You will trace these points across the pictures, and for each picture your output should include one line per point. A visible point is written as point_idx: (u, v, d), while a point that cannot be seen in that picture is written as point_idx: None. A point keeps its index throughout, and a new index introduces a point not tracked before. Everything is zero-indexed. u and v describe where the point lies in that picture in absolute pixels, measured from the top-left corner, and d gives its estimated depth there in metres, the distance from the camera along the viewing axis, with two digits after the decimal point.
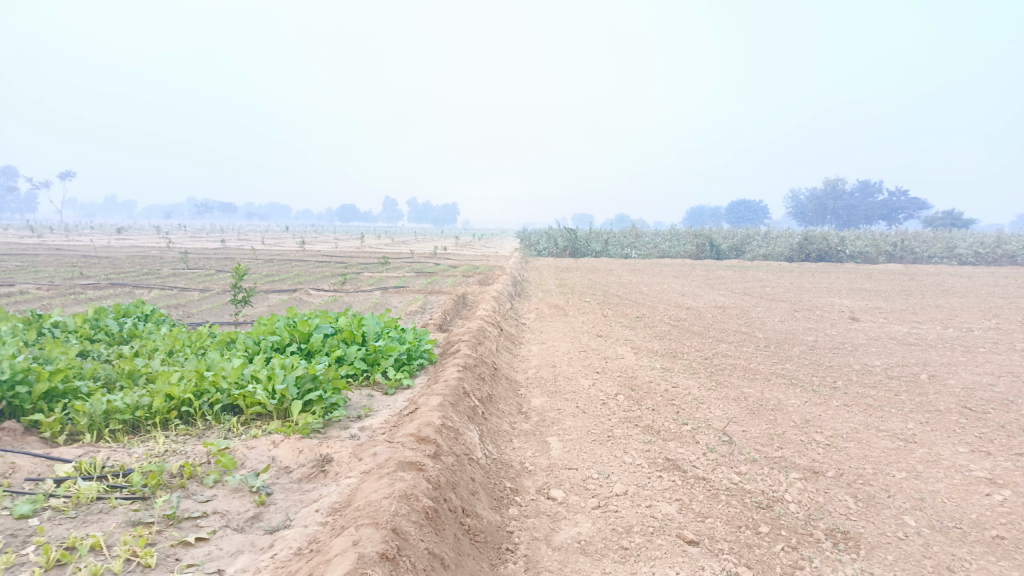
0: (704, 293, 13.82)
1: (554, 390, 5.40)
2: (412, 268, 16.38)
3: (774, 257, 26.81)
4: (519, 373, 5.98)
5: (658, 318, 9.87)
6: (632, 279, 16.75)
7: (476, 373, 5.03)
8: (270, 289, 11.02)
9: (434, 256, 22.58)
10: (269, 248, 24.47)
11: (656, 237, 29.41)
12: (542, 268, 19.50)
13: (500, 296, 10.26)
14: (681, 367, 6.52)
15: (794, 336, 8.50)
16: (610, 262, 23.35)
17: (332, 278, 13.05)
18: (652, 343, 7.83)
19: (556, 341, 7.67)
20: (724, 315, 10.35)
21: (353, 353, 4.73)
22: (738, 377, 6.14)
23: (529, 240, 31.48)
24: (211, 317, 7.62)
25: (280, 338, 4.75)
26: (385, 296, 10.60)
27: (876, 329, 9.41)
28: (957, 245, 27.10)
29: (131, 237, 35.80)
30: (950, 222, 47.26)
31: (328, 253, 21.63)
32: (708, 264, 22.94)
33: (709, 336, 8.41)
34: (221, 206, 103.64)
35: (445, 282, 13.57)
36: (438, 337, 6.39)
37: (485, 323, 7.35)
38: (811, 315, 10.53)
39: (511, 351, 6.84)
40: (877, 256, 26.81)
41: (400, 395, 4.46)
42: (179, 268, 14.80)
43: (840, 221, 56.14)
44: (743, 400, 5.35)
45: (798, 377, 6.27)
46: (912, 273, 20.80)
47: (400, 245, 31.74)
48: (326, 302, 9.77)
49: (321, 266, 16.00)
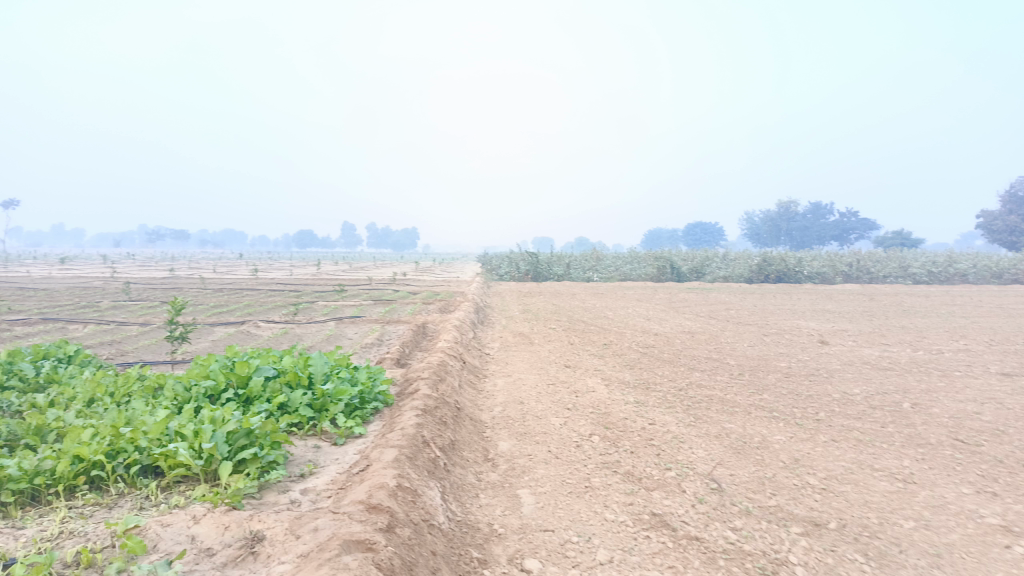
0: (670, 317, 13.54)
1: (523, 432, 4.95)
2: (370, 296, 15.82)
3: (734, 279, 26.86)
4: (484, 412, 5.52)
5: (626, 345, 9.50)
6: (596, 303, 16.47)
7: (437, 417, 4.55)
8: (217, 322, 10.36)
9: (393, 282, 22.02)
10: (221, 278, 23.56)
11: (617, 260, 29.32)
12: (504, 293, 19.11)
13: (462, 325, 9.79)
14: (656, 400, 6.12)
15: (768, 363, 8.20)
16: (572, 286, 23.09)
17: (285, 308, 12.42)
18: (622, 373, 7.44)
19: (522, 374, 7.22)
20: (693, 340, 10.04)
21: (298, 399, 4.24)
22: (717, 411, 5.77)
23: (490, 266, 31.13)
24: (147, 356, 6.99)
25: (215, 384, 4.24)
26: (340, 328, 10.04)
27: (848, 352, 9.19)
28: (910, 264, 27.58)
29: (77, 267, 34.31)
30: (901, 242, 48.36)
31: (282, 281, 20.88)
32: (670, 287, 22.81)
33: (680, 364, 8.06)
34: (174, 233, 101.15)
35: (405, 310, 13.03)
36: (395, 374, 5.90)
37: (447, 356, 6.88)
38: (781, 339, 10.29)
39: (474, 387, 6.37)
40: (834, 276, 27.08)
41: (351, 446, 3.97)
42: (121, 300, 13.98)
43: (794, 242, 57.15)
44: (726, 437, 4.97)
45: (778, 409, 5.93)
46: (871, 294, 20.96)
47: (359, 272, 31.06)
48: (276, 335, 9.17)
49: (274, 295, 15.34)
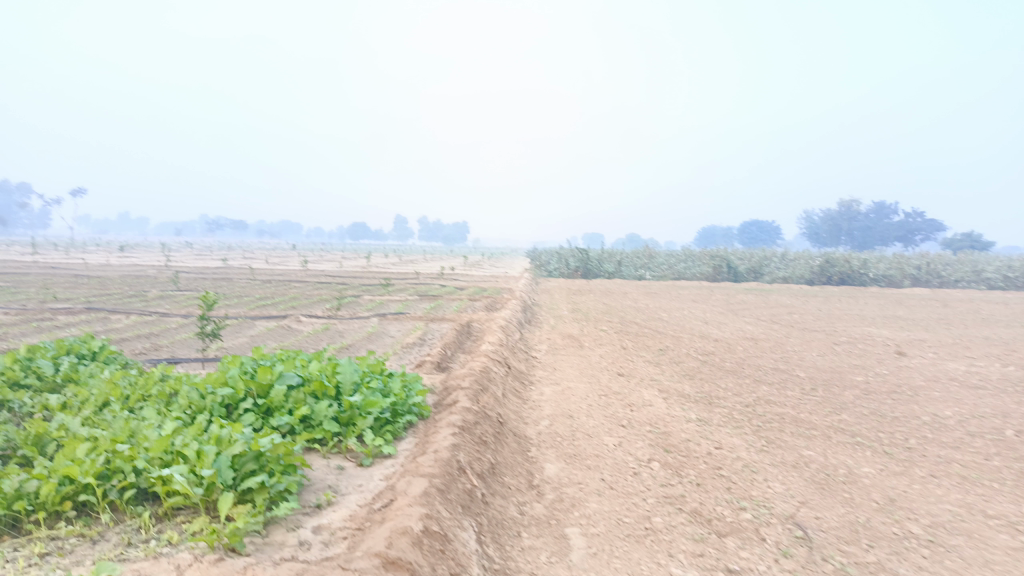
0: (729, 320, 12.78)
1: (572, 454, 4.41)
2: (416, 291, 15.45)
3: (794, 280, 25.72)
4: (530, 428, 5.00)
5: (684, 352, 8.86)
6: (650, 303, 15.77)
7: (476, 436, 4.06)
8: (258, 316, 10.07)
9: (441, 277, 21.65)
10: (271, 268, 23.58)
11: (670, 258, 28.45)
12: (554, 290, 18.55)
13: (508, 326, 9.29)
14: (720, 418, 5.51)
15: (842, 377, 7.47)
16: (623, 284, 22.39)
17: (328, 302, 12.11)
18: (681, 384, 6.82)
19: (571, 382, 6.68)
20: (756, 348, 9.32)
21: (323, 411, 3.80)
22: (791, 434, 5.13)
23: (539, 262, 30.63)
24: (178, 352, 6.68)
25: (234, 392, 3.84)
26: (382, 325, 9.64)
27: (930, 367, 8.36)
28: (984, 268, 25.96)
29: (135, 254, 35.12)
30: (971, 245, 45.99)
31: (330, 274, 20.68)
32: (726, 287, 21.86)
33: (744, 376, 7.40)
34: (232, 223, 103.34)
35: (450, 307, 12.60)
36: (433, 382, 5.42)
37: (490, 361, 6.38)
38: (853, 349, 9.49)
39: (520, 397, 5.86)
40: (902, 280, 25.69)
41: (377, 469, 3.50)
42: (168, 290, 13.89)
43: (855, 242, 55.03)
44: (805, 468, 4.34)
45: (861, 434, 5.24)
46: (944, 300, 19.68)
47: (407, 265, 30.94)
48: (316, 331, 8.81)
49: (319, 288, 15.10)
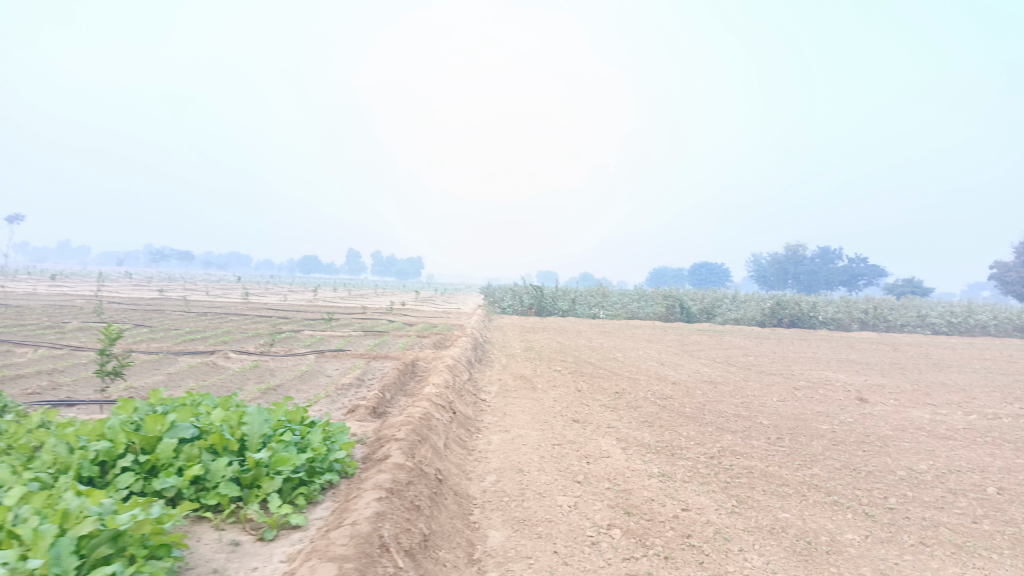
0: (685, 362, 12.38)
1: (521, 519, 3.82)
2: (362, 327, 14.72)
3: (746, 321, 25.68)
4: (473, 486, 4.39)
5: (641, 396, 8.36)
6: (604, 343, 15.32)
7: (408, 500, 3.45)
8: (182, 351, 9.24)
9: (391, 313, 20.92)
10: (210, 300, 22.44)
11: (624, 297, 28.24)
12: (506, 328, 18.01)
13: (456, 365, 8.69)
14: (685, 472, 4.98)
15: (808, 425, 7.06)
16: (577, 323, 21.97)
17: (264, 337, 11.28)
18: (640, 433, 6.30)
19: (522, 429, 6.10)
20: (716, 392, 8.89)
21: (221, 470, 3.16)
22: (763, 492, 4.63)
23: (493, 298, 30.11)
24: (77, 393, 5.88)
25: (112, 447, 3.17)
26: (319, 363, 8.91)
27: (894, 415, 8.01)
28: (928, 313, 26.41)
29: (66, 283, 33.46)
30: (911, 290, 47.22)
31: (273, 307, 19.71)
32: (679, 327, 21.62)
33: (706, 423, 6.93)
34: (177, 254, 100.35)
35: (396, 344, 11.91)
36: (365, 430, 4.79)
37: (432, 405, 5.76)
38: (815, 394, 9.14)
39: (464, 448, 5.24)
40: (850, 323, 25.90)
41: (280, 546, 2.86)
42: (90, 321, 12.86)
43: (801, 285, 56.08)
44: (783, 535, 3.83)
45: (838, 492, 4.77)
46: (893, 344, 19.80)
47: (355, 300, 30.02)
48: (244, 369, 8.05)
49: (258, 322, 14.25)
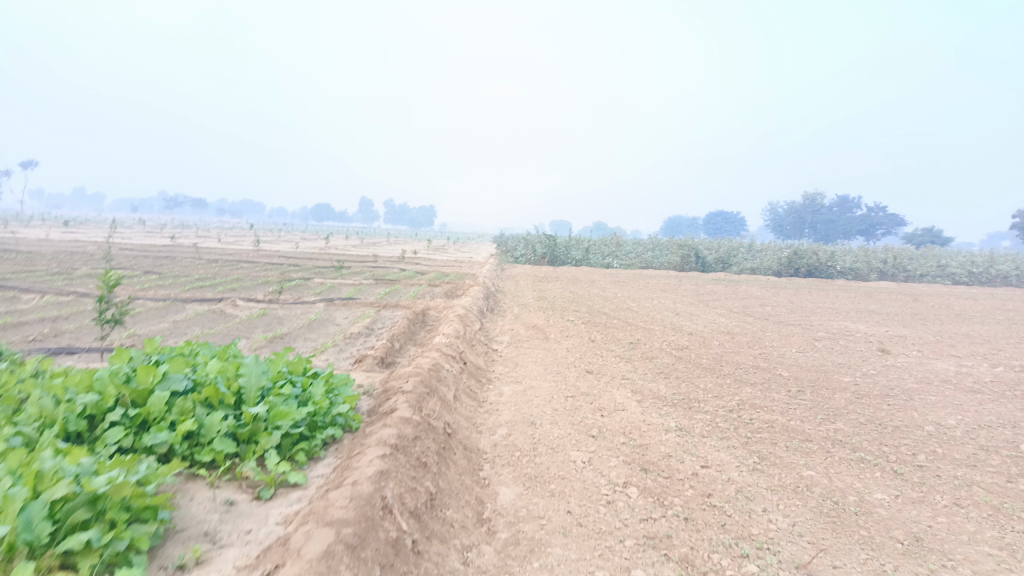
0: (701, 312, 12.14)
1: (532, 475, 3.64)
2: (372, 275, 14.54)
3: (762, 271, 25.29)
4: (483, 440, 4.22)
5: (656, 346, 8.15)
6: (618, 292, 15.08)
7: (414, 457, 3.27)
8: (190, 299, 9.08)
9: (402, 261, 20.73)
10: (221, 248, 22.28)
11: (637, 247, 27.89)
12: (519, 277, 17.77)
13: (466, 314, 8.50)
14: (703, 427, 4.79)
15: (830, 378, 6.84)
16: (591, 272, 21.69)
17: (273, 285, 11.12)
18: (656, 384, 6.11)
19: (534, 380, 5.92)
20: (733, 343, 8.67)
21: (215, 425, 2.99)
22: (786, 449, 4.43)
23: (505, 247, 29.84)
24: (79, 340, 5.74)
25: (101, 400, 3.00)
26: (328, 311, 8.75)
27: (918, 367, 7.77)
28: (948, 263, 25.92)
29: (79, 230, 33.50)
30: (931, 240, 46.40)
31: (284, 256, 19.56)
32: (694, 277, 21.31)
33: (724, 375, 6.72)
34: (190, 201, 100.24)
35: (407, 292, 11.73)
36: (372, 381, 4.62)
37: (442, 356, 5.58)
38: (835, 346, 8.90)
39: (474, 400, 5.07)
40: (868, 273, 25.45)
41: (276, 507, 2.69)
42: (99, 269, 12.74)
43: (818, 234, 55.30)
44: (808, 495, 3.64)
45: (863, 449, 4.57)
46: (913, 294, 19.42)
47: (367, 248, 29.84)
48: (251, 317, 7.90)
49: (268, 270, 14.09)
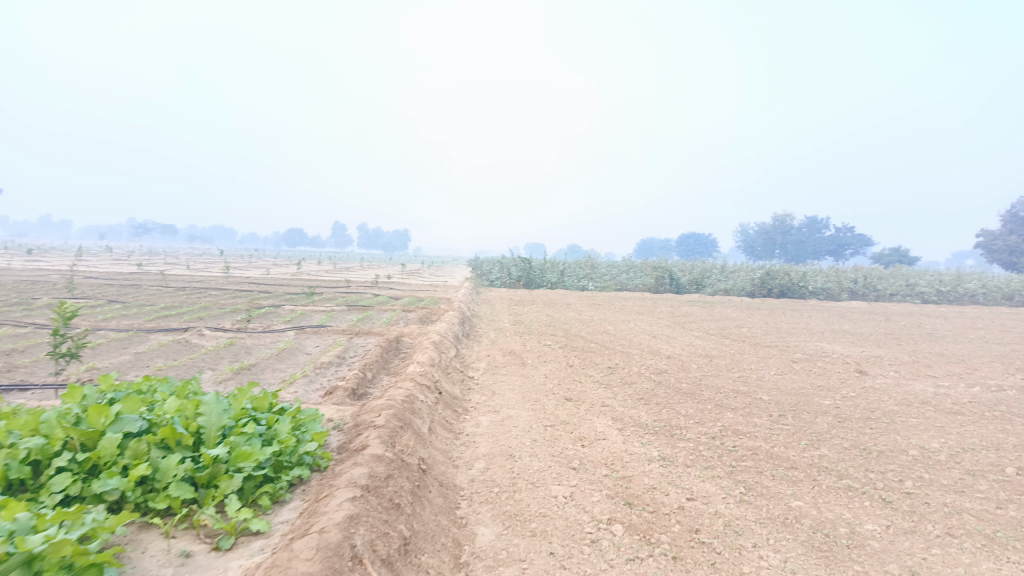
0: (678, 335, 12.07)
1: (512, 513, 3.47)
2: (345, 301, 14.29)
3: (736, 292, 25.42)
4: (460, 476, 4.04)
5: (635, 370, 8.03)
6: (594, 315, 14.99)
7: (387, 498, 3.08)
8: (154, 329, 8.78)
9: (376, 286, 20.47)
10: (190, 275, 21.82)
11: (612, 269, 27.92)
12: (494, 301, 17.65)
13: (441, 341, 8.31)
14: (687, 456, 4.65)
15: (810, 401, 6.76)
16: (566, 295, 21.61)
17: (242, 313, 10.83)
18: (637, 411, 5.97)
19: (512, 409, 5.75)
20: (711, 366, 8.58)
21: (172, 469, 2.78)
22: (772, 478, 4.30)
23: (480, 271, 29.70)
24: (33, 376, 5.46)
25: (47, 444, 2.78)
26: (298, 340, 8.50)
27: (897, 388, 7.73)
28: (917, 282, 26.30)
29: (42, 257, 32.78)
30: (898, 259, 47.21)
31: (255, 282, 19.20)
32: (669, 299, 21.34)
33: (705, 400, 6.61)
34: (160, 228, 98.95)
35: (380, 319, 11.51)
36: (343, 415, 4.42)
37: (416, 386, 5.39)
38: (813, 367, 8.85)
39: (450, 432, 4.89)
40: (840, 293, 25.70)
41: (236, 559, 2.49)
42: (60, 298, 12.34)
43: (788, 255, 56.00)
44: (798, 527, 3.51)
45: (850, 476, 4.47)
46: (884, 313, 19.61)
47: (340, 273, 29.50)
48: (218, 347, 7.63)
49: (237, 297, 13.76)
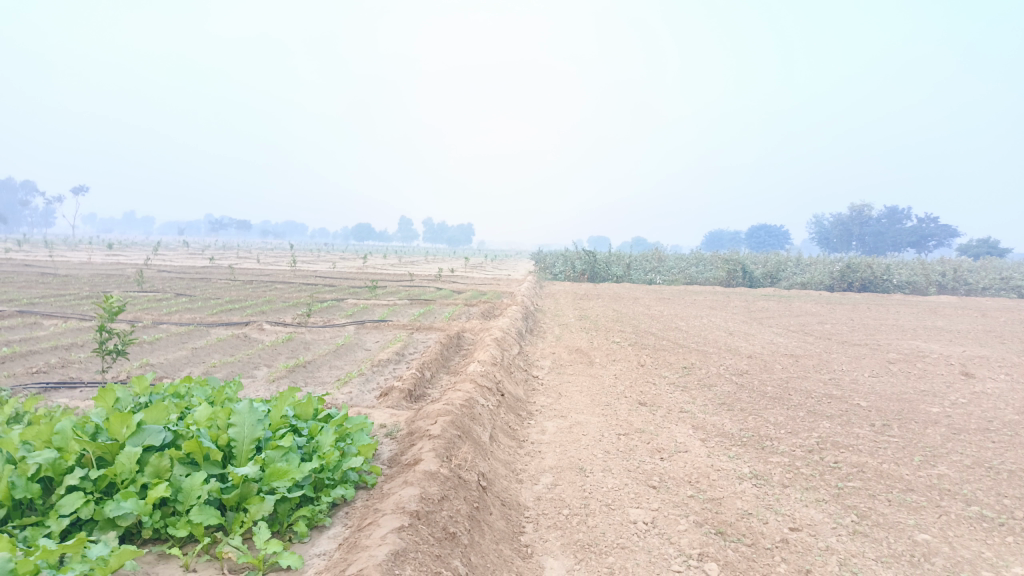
0: (756, 331, 11.31)
1: (585, 543, 2.99)
2: (407, 295, 14.06)
3: (813, 286, 24.12)
4: (525, 493, 3.59)
5: (714, 371, 7.41)
6: (664, 310, 14.30)
7: (440, 528, 2.65)
8: (215, 323, 8.66)
9: (440, 279, 20.26)
10: (258, 269, 22.06)
11: (680, 262, 26.99)
12: (559, 295, 17.14)
13: (504, 337, 7.89)
14: (783, 473, 4.08)
15: (917, 409, 6.01)
16: (633, 289, 20.89)
17: (304, 307, 10.67)
18: (720, 418, 5.39)
19: (582, 414, 5.26)
20: (798, 367, 7.87)
21: (195, 489, 2.42)
22: (888, 503, 3.69)
23: (544, 264, 29.24)
24: (87, 373, 5.29)
25: (60, 458, 2.45)
26: (357, 335, 8.21)
27: (1014, 395, 6.87)
28: (1012, 276, 24.41)
29: (126, 251, 34.17)
30: (988, 251, 44.33)
31: (321, 276, 19.28)
32: (742, 293, 20.36)
33: (796, 406, 5.96)
34: (235, 224, 102.12)
35: (442, 313, 11.18)
36: (397, 421, 4.02)
37: (477, 388, 4.96)
38: (913, 369, 8.02)
39: (513, 440, 4.45)
40: (926, 286, 24.10)
41: None
42: (130, 291, 12.50)
43: (866, 247, 53.40)
44: (929, 569, 2.92)
45: (981, 502, 3.80)
46: (980, 309, 18.14)
47: (406, 267, 29.52)
48: (276, 342, 7.41)
49: (301, 291, 13.70)
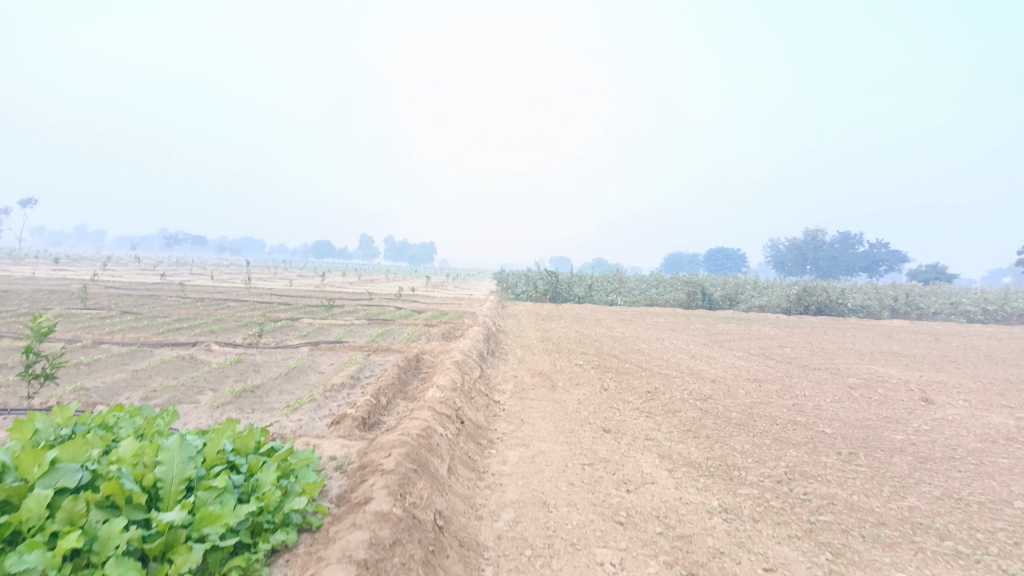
0: (718, 355, 11.25)
1: None
2: (365, 314, 13.70)
3: (771, 309, 24.36)
4: (484, 531, 3.36)
5: (678, 397, 7.27)
6: (626, 332, 14.21)
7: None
8: (160, 343, 8.24)
9: (400, 299, 19.89)
10: (212, 286, 21.39)
11: (641, 284, 27.06)
12: (520, 316, 16.96)
13: (464, 360, 7.65)
14: (754, 507, 3.92)
15: (882, 436, 5.94)
16: (594, 311, 20.81)
17: (257, 326, 10.27)
18: (686, 446, 5.23)
19: (545, 443, 5.05)
20: (761, 392, 7.79)
21: (113, 538, 2.14)
22: (862, 539, 3.55)
23: (506, 284, 29.04)
24: (12, 398, 4.89)
25: None
26: (311, 357, 7.88)
27: (974, 421, 6.87)
28: (960, 301, 25.01)
29: (73, 266, 32.94)
30: (937, 277, 45.56)
31: (277, 294, 18.77)
32: (702, 315, 20.44)
33: (761, 433, 5.84)
34: (190, 240, 99.88)
35: (400, 334, 10.87)
36: (349, 453, 3.76)
37: (436, 415, 4.72)
38: (874, 395, 8.00)
39: (473, 471, 4.21)
40: (880, 311, 24.55)
41: None
42: (72, 308, 11.91)
43: (820, 271, 54.49)
44: None
45: (954, 537, 3.70)
46: (932, 333, 18.48)
47: (365, 286, 29.04)
48: (223, 365, 7.04)
49: (255, 310, 13.23)
